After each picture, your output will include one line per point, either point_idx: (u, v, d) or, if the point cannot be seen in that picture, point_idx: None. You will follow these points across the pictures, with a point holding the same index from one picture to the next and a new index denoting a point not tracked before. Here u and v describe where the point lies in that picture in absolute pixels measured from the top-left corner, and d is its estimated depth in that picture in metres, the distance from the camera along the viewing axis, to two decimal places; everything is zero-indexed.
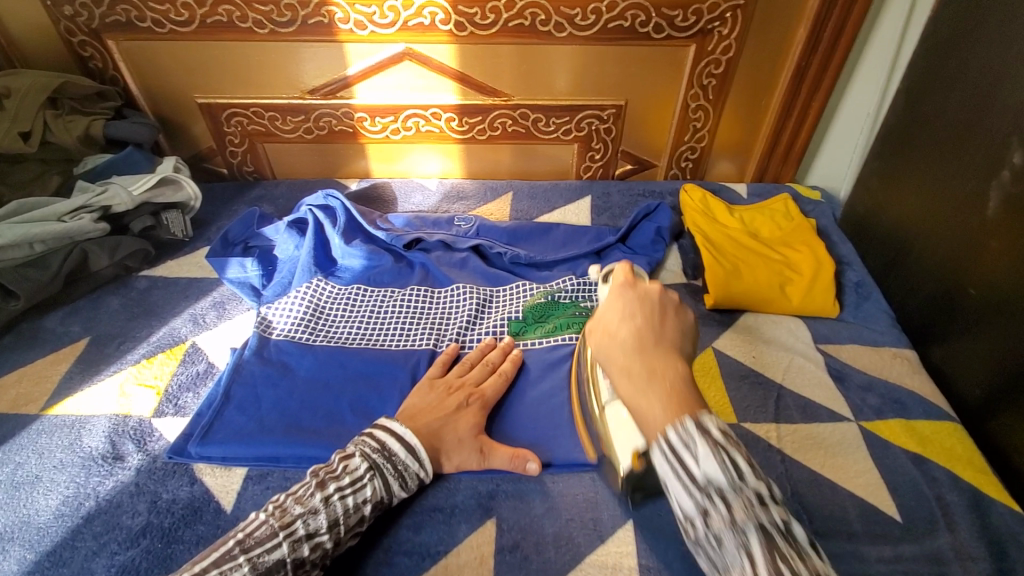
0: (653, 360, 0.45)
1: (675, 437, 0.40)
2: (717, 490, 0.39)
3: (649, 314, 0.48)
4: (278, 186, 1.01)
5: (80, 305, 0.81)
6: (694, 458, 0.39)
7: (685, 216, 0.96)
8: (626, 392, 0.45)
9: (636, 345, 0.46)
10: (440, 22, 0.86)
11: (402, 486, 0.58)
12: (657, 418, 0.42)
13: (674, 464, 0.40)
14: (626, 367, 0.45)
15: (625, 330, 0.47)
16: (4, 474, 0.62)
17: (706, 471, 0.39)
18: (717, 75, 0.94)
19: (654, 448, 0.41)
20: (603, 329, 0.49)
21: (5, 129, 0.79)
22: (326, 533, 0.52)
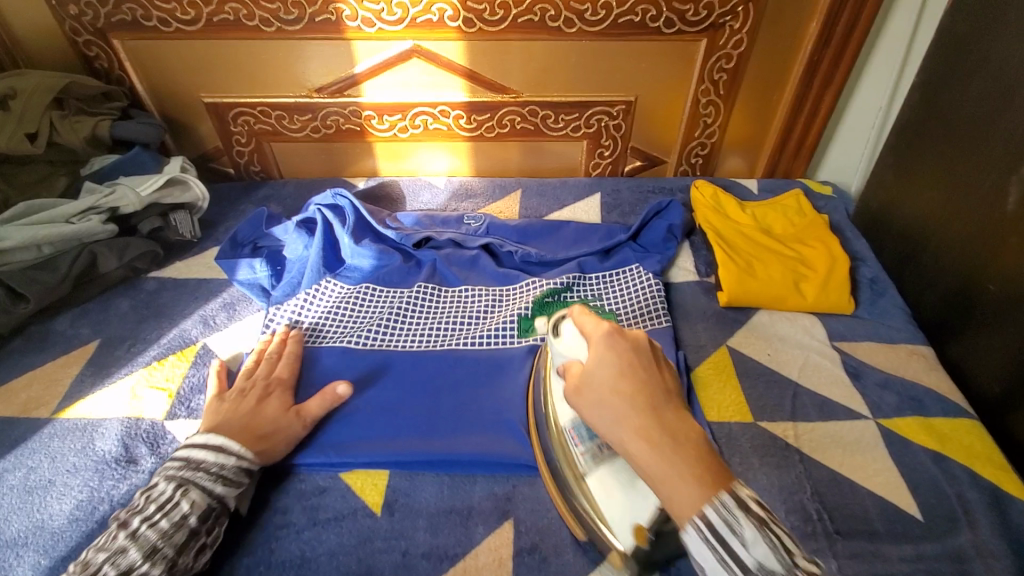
0: (666, 426, 0.41)
1: (715, 517, 0.37)
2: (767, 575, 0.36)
3: (642, 367, 0.44)
4: (286, 186, 1.01)
5: (89, 308, 0.80)
6: (742, 540, 0.37)
7: (696, 213, 0.95)
8: (646, 459, 0.40)
9: (648, 421, 0.41)
10: (448, 19, 0.85)
11: (232, 485, 0.57)
12: (690, 491, 0.38)
13: (717, 546, 0.37)
14: (644, 431, 0.40)
15: (625, 388, 0.42)
16: (16, 479, 0.61)
17: (756, 555, 0.36)
18: (729, 70, 0.93)
19: (687, 530, 0.38)
20: (598, 393, 0.43)
21: (11, 131, 0.78)
22: (144, 564, 0.50)
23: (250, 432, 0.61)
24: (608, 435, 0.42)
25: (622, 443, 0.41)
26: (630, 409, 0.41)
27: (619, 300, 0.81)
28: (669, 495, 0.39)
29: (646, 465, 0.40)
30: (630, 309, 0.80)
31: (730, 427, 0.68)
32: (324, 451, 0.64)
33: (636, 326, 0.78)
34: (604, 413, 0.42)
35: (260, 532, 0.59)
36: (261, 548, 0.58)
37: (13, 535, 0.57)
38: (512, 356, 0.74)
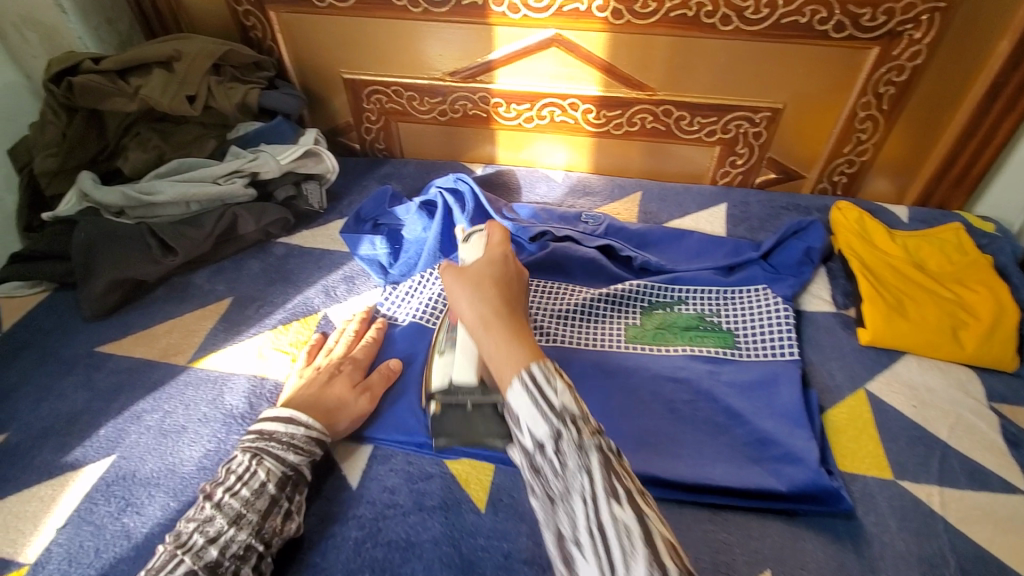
0: (507, 313, 0.54)
1: (539, 371, 0.46)
2: (569, 415, 0.44)
3: (518, 279, 0.61)
4: (406, 166, 1.03)
5: (224, 266, 0.85)
6: (553, 389, 0.45)
7: (836, 237, 0.87)
8: (490, 344, 0.52)
9: (494, 310, 0.54)
10: (596, 9, 0.82)
11: (304, 453, 0.58)
12: (508, 362, 0.49)
13: (534, 392, 0.45)
14: (493, 320, 0.53)
15: (494, 286, 0.57)
16: (154, 420, 0.66)
17: (561, 400, 0.45)
18: (898, 83, 0.83)
19: (515, 381, 0.47)
20: (465, 282, 0.58)
21: (175, 91, 0.83)
22: (232, 529, 0.52)
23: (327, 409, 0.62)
24: (465, 315, 0.56)
25: (481, 316, 0.54)
26: (482, 303, 0.55)
27: (743, 320, 0.75)
28: (499, 371, 0.49)
29: (484, 341, 0.53)
30: (753, 331, 0.74)
31: (866, 482, 0.61)
32: (414, 435, 0.65)
33: (758, 352, 0.72)
34: (474, 301, 0.55)
35: (368, 508, 0.60)
36: (370, 524, 0.58)
37: (148, 474, 0.61)
38: (623, 365, 0.72)
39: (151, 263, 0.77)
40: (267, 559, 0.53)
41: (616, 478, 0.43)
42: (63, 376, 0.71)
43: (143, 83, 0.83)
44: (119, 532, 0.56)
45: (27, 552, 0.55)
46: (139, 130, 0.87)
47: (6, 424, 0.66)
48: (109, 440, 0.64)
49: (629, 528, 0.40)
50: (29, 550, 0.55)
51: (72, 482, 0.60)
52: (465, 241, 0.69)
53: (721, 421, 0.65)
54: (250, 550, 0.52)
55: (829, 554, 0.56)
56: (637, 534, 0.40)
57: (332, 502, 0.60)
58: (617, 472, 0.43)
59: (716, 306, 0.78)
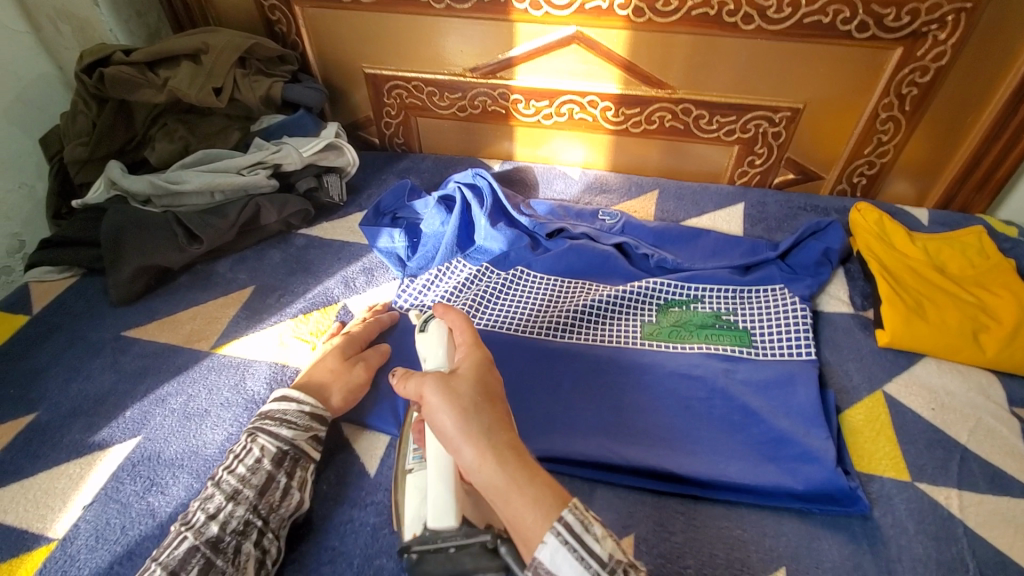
0: (515, 448, 0.47)
1: (574, 518, 0.44)
2: (613, 565, 0.43)
3: (491, 401, 0.49)
4: (425, 160, 1.04)
5: (247, 255, 0.87)
6: (593, 537, 0.43)
7: (855, 238, 0.87)
8: (491, 476, 0.45)
9: (502, 441, 0.47)
10: (618, 7, 0.82)
11: (299, 429, 0.59)
12: (534, 516, 0.44)
13: (575, 544, 0.43)
14: (501, 456, 0.46)
15: (489, 402, 0.49)
16: (177, 403, 0.67)
17: (602, 549, 0.43)
18: (921, 85, 0.83)
19: (547, 535, 0.43)
20: (456, 403, 0.48)
21: (202, 83, 0.84)
22: (230, 505, 0.52)
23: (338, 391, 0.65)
24: (458, 449, 0.47)
25: (480, 463, 0.46)
26: (484, 431, 0.47)
27: (760, 319, 0.76)
28: (504, 499, 0.45)
29: (487, 481, 0.46)
30: (769, 329, 0.74)
31: (883, 482, 0.61)
32: None
33: (774, 350, 0.72)
34: (471, 427, 0.47)
35: (386, 495, 0.61)
36: (388, 510, 0.60)
37: (172, 455, 0.62)
38: (638, 361, 0.72)
39: (176, 251, 0.79)
40: (269, 535, 0.53)
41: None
42: (90, 359, 0.73)
43: (171, 75, 0.84)
44: (144, 510, 0.58)
45: (56, 528, 0.57)
46: (166, 121, 0.89)
47: (36, 405, 0.68)
48: (134, 422, 0.66)
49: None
50: (58, 525, 0.57)
51: (99, 461, 0.62)
52: (421, 329, 0.62)
53: (737, 419, 0.66)
54: (249, 525, 0.52)
55: (844, 553, 0.56)
56: None
57: (351, 487, 0.61)
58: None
59: (733, 304, 0.78)
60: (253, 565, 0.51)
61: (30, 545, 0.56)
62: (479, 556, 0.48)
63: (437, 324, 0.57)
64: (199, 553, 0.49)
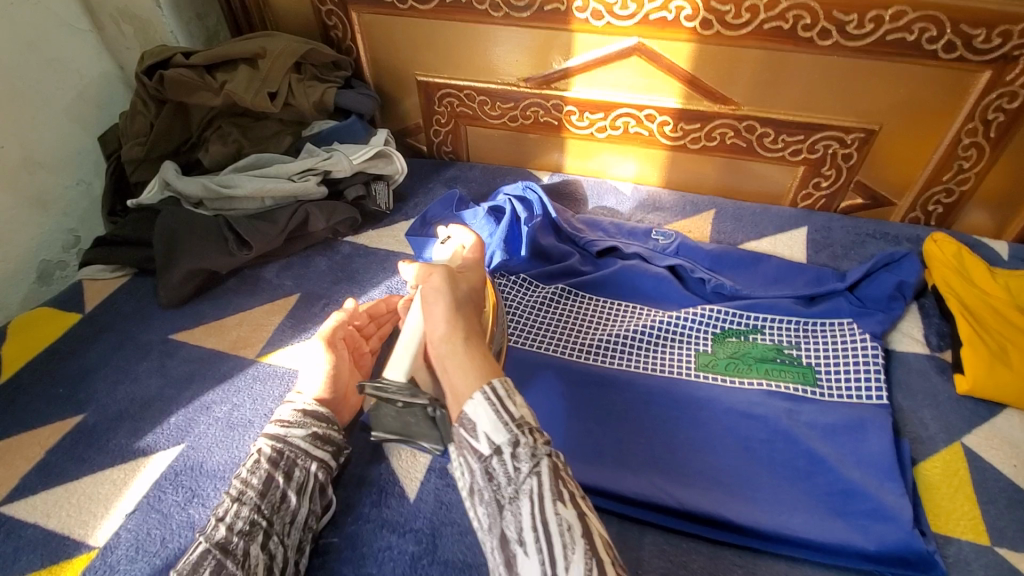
0: (479, 338, 0.56)
1: (499, 387, 0.50)
2: (524, 425, 0.48)
3: (474, 306, 0.61)
4: (472, 170, 1.02)
5: (293, 262, 0.86)
6: (512, 402, 0.49)
7: (930, 271, 0.81)
8: (447, 353, 0.53)
9: (472, 329, 0.56)
10: (685, 19, 0.78)
11: (293, 426, 0.58)
12: (464, 383, 0.51)
13: (495, 402, 0.49)
14: (467, 334, 0.55)
15: (472, 303, 0.60)
16: (222, 412, 0.67)
17: (518, 411, 0.49)
18: (1009, 111, 0.76)
19: (476, 391, 0.49)
20: (454, 298, 0.57)
21: (257, 88, 0.84)
22: (234, 506, 0.52)
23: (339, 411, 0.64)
24: (433, 328, 0.55)
25: (442, 339, 0.54)
26: (462, 321, 0.56)
27: (825, 356, 0.71)
28: (450, 382, 0.52)
29: (446, 353, 0.54)
30: (836, 368, 0.69)
31: (963, 547, 0.56)
32: None
33: (842, 392, 0.67)
34: (454, 316, 0.56)
35: (426, 524, 0.58)
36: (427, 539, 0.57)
37: (215, 465, 0.62)
38: (692, 394, 0.68)
39: (226, 256, 0.79)
40: (275, 538, 0.52)
41: (563, 482, 0.47)
42: (138, 361, 0.73)
43: (228, 78, 0.84)
44: (184, 523, 0.57)
45: (96, 535, 0.57)
46: (220, 124, 0.89)
47: (84, 405, 0.69)
48: (178, 428, 0.66)
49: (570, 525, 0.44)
50: (99, 533, 0.57)
51: (142, 467, 0.62)
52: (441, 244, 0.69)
53: (800, 465, 0.61)
54: (255, 526, 0.51)
55: None
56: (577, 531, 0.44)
57: (390, 513, 0.59)
58: (563, 476, 0.48)
59: (796, 337, 0.73)
60: (263, 570, 0.50)
61: (71, 552, 0.56)
62: (422, 423, 0.55)
63: (416, 274, 0.61)
64: (210, 555, 0.48)
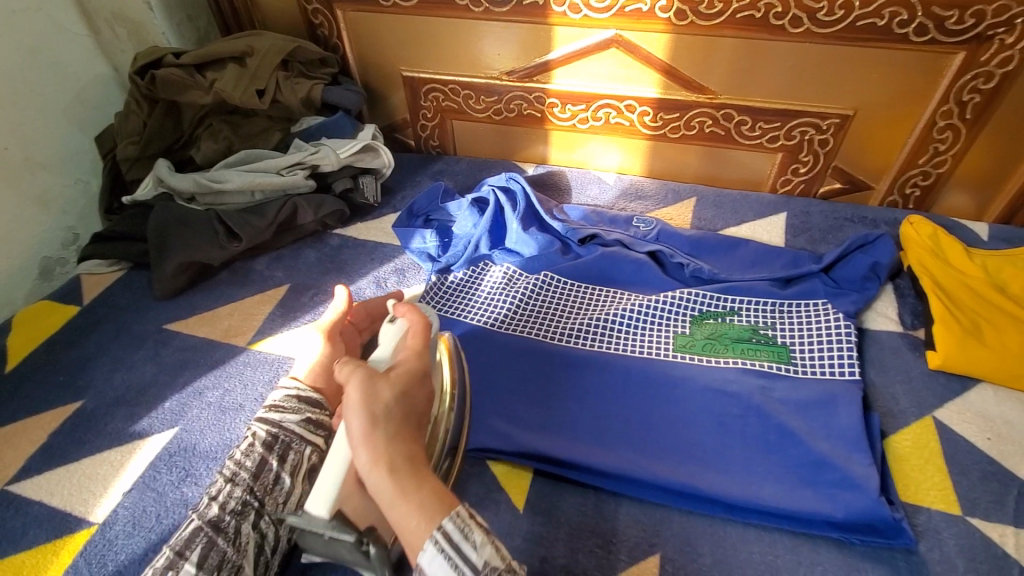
0: (413, 461, 0.45)
1: (453, 526, 0.42)
2: (491, 571, 0.41)
3: (419, 406, 0.50)
4: (459, 163, 1.04)
5: (283, 254, 0.89)
6: (473, 544, 0.42)
7: (906, 253, 0.82)
8: (380, 486, 0.43)
9: (402, 454, 0.45)
10: (660, 9, 0.80)
11: (288, 412, 0.59)
12: (416, 523, 0.42)
13: (451, 552, 0.41)
14: (397, 462, 0.44)
15: (423, 392, 0.50)
16: (214, 397, 0.69)
17: (483, 556, 0.41)
18: (984, 91, 0.77)
19: (426, 540, 0.41)
20: (372, 408, 0.45)
21: (245, 85, 0.87)
22: (227, 487, 0.54)
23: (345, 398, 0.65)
24: (353, 451, 0.45)
25: (371, 479, 0.44)
26: (386, 445, 0.45)
27: (799, 335, 0.72)
28: (401, 530, 0.43)
29: (375, 486, 0.43)
30: (811, 346, 0.71)
31: (931, 515, 0.57)
32: None
33: (817, 370, 0.69)
34: (375, 437, 0.45)
35: None
36: None
37: (207, 447, 0.64)
38: (668, 373, 0.70)
39: (216, 248, 0.82)
40: (267, 518, 0.54)
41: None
42: (134, 350, 0.76)
43: (217, 76, 0.87)
44: (178, 500, 0.59)
45: (96, 512, 0.59)
46: (212, 121, 0.91)
47: (82, 393, 0.71)
48: (172, 413, 0.68)
49: None
50: (99, 510, 0.59)
51: (138, 450, 0.64)
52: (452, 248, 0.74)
53: (773, 439, 0.63)
54: (247, 506, 0.53)
55: None
56: None
57: None
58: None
59: (771, 318, 0.75)
60: (254, 548, 0.52)
61: (72, 528, 0.58)
62: None
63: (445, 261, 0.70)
64: (201, 534, 0.50)
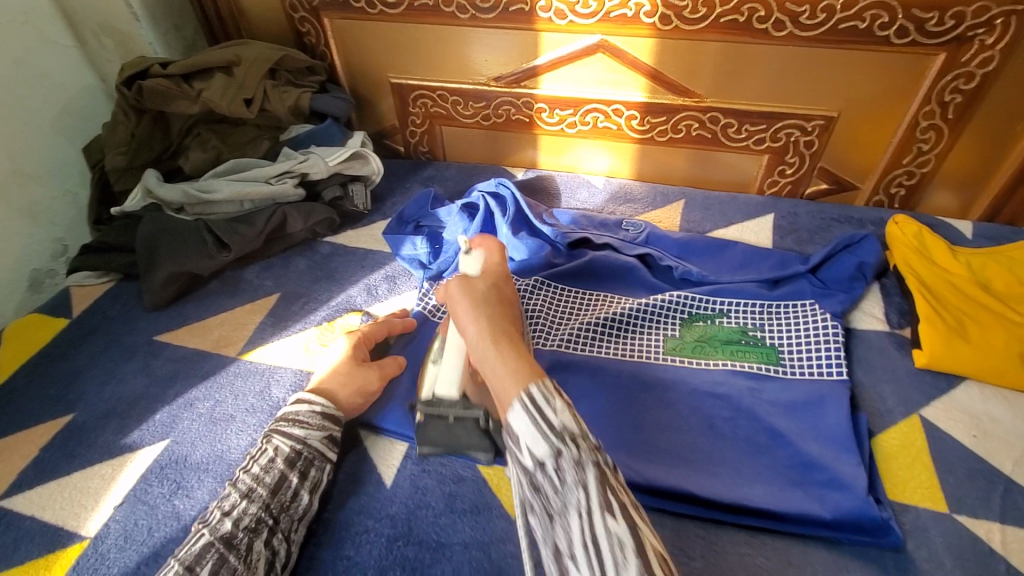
0: (509, 335, 0.52)
1: (537, 392, 0.46)
2: (569, 435, 0.44)
3: (509, 302, 0.60)
4: (448, 169, 1.04)
5: (273, 262, 0.89)
6: (553, 408, 0.45)
7: (892, 252, 0.83)
8: (486, 355, 0.51)
9: (501, 329, 0.53)
10: (644, 15, 0.81)
11: (312, 429, 0.60)
12: (508, 389, 0.47)
13: (534, 411, 0.45)
14: (503, 338, 0.52)
15: (509, 294, 0.60)
16: (204, 408, 0.69)
17: (562, 420, 0.45)
18: (966, 92, 0.78)
19: (515, 400, 0.46)
20: (470, 294, 0.57)
21: (233, 95, 0.87)
22: (243, 502, 0.53)
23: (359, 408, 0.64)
24: (465, 329, 0.55)
25: (482, 350, 0.52)
26: (488, 318, 0.54)
27: (787, 336, 0.73)
28: (498, 388, 0.49)
29: (483, 354, 0.51)
30: (798, 348, 0.72)
31: (918, 513, 0.58)
32: None
33: (805, 370, 0.69)
34: (477, 315, 0.54)
35: (402, 508, 0.60)
36: (403, 522, 0.59)
37: (198, 459, 0.64)
38: (659, 376, 0.70)
39: (206, 259, 0.81)
40: (280, 536, 0.54)
41: (610, 490, 0.43)
42: (125, 362, 0.75)
43: (204, 86, 0.87)
44: (170, 513, 0.59)
45: (89, 526, 0.59)
46: (200, 131, 0.91)
47: (73, 406, 0.71)
48: (163, 425, 0.68)
49: (622, 540, 0.41)
50: (92, 523, 0.59)
51: (129, 463, 0.64)
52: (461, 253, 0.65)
53: (763, 441, 0.64)
54: (261, 523, 0.53)
55: None
56: (630, 547, 0.41)
57: (365, 500, 0.61)
58: (612, 486, 0.44)
59: (760, 320, 0.75)
60: (264, 565, 0.51)
61: (65, 542, 0.58)
62: (474, 435, 0.61)
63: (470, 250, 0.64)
64: (213, 550, 0.49)
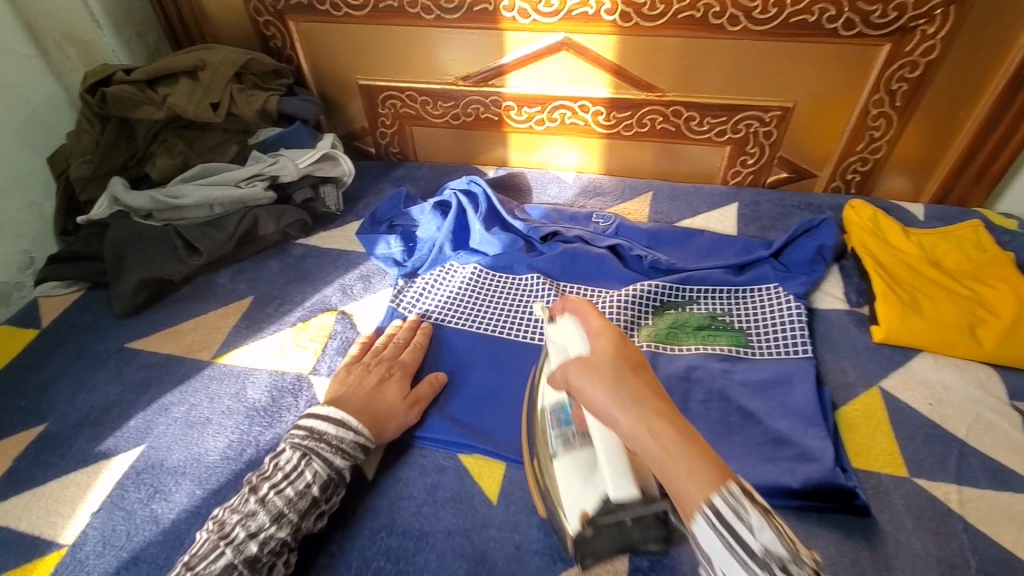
0: (671, 416, 0.41)
1: (722, 504, 0.37)
2: (776, 561, 0.36)
3: (641, 366, 0.45)
4: (420, 169, 1.05)
5: (246, 266, 0.88)
6: (749, 528, 0.36)
7: (850, 235, 0.86)
8: (649, 446, 0.40)
9: (654, 410, 0.41)
10: (605, 12, 0.83)
11: (351, 457, 0.58)
12: (693, 489, 0.38)
13: (724, 532, 0.36)
14: (662, 416, 0.41)
15: (635, 355, 0.47)
16: (180, 413, 0.68)
17: (763, 541, 0.36)
18: (911, 80, 0.82)
19: (698, 516, 0.37)
20: (598, 377, 0.44)
21: (199, 99, 0.86)
22: (272, 526, 0.52)
23: (369, 413, 0.62)
24: (611, 422, 0.42)
25: (644, 445, 0.40)
26: (634, 399, 0.42)
27: (752, 318, 0.76)
28: (680, 490, 0.38)
29: (655, 457, 0.40)
30: (764, 329, 0.75)
31: (880, 479, 0.61)
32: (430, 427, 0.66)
33: (770, 349, 0.72)
34: (622, 400, 0.42)
35: (384, 500, 0.61)
36: (385, 514, 0.59)
37: (175, 462, 0.63)
38: None
39: (177, 264, 0.81)
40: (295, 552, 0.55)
41: None
42: (96, 371, 0.74)
43: (169, 92, 0.86)
44: (147, 517, 0.59)
45: (65, 534, 0.58)
46: (167, 137, 0.90)
47: (44, 417, 0.69)
48: (138, 431, 0.67)
49: None
50: (68, 531, 0.58)
51: (104, 470, 0.63)
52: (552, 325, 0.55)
53: (734, 419, 0.66)
54: (284, 546, 0.53)
55: (841, 550, 0.56)
56: None
57: (347, 494, 0.61)
58: None
59: (725, 304, 0.78)
60: None
61: (40, 551, 0.57)
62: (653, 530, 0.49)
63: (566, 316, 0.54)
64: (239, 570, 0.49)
